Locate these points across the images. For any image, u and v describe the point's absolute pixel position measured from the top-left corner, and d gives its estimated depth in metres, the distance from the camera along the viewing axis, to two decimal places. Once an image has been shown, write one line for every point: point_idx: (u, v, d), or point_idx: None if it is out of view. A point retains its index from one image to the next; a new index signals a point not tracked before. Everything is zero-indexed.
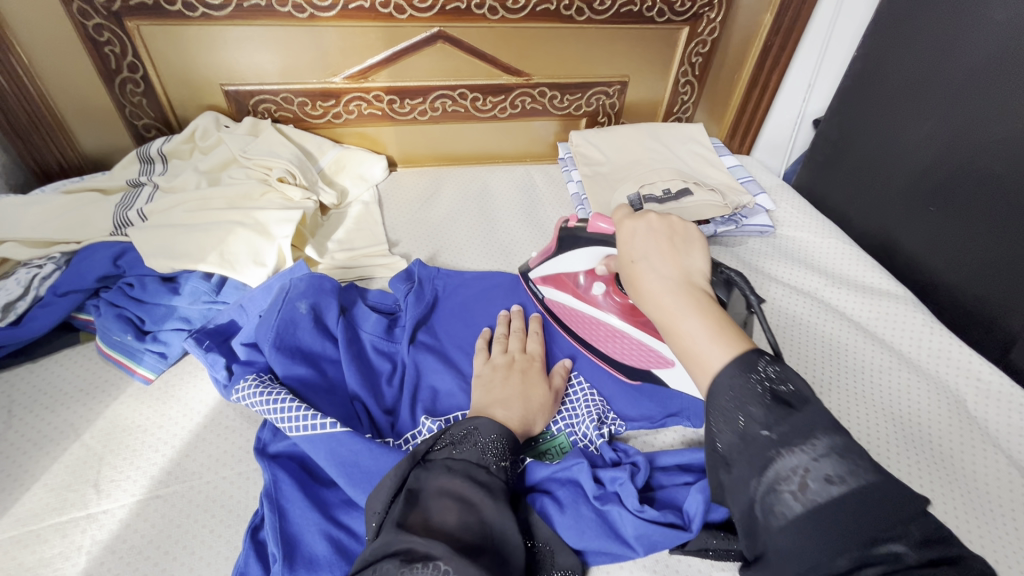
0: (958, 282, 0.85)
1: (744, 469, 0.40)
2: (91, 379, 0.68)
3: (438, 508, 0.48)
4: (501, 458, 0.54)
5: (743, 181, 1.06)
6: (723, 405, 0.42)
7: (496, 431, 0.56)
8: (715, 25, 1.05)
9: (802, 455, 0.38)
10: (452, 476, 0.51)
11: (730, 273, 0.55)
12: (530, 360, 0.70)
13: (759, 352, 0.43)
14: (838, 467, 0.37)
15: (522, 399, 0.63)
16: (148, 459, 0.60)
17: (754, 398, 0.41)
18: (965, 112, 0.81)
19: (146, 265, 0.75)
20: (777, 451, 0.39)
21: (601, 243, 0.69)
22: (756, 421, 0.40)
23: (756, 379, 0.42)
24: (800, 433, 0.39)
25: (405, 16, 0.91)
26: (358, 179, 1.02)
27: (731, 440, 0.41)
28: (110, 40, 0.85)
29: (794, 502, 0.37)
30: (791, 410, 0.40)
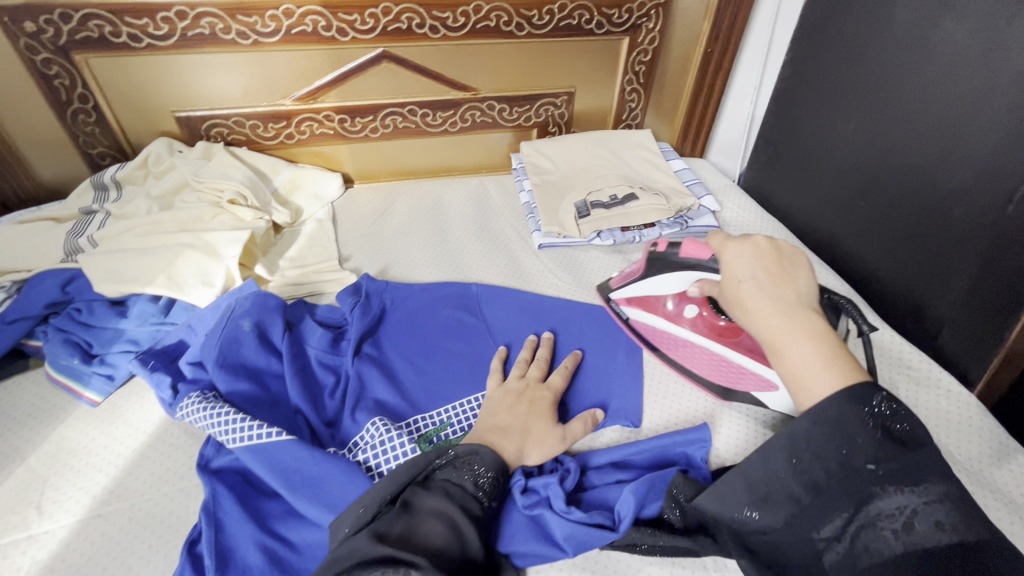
0: (889, 275, 0.88)
1: (841, 503, 0.46)
2: (39, 404, 0.69)
3: (427, 523, 0.49)
4: (492, 496, 0.55)
5: (690, 184, 1.09)
6: (829, 434, 0.46)
7: (494, 463, 0.57)
8: (654, 35, 1.09)
9: (912, 496, 0.44)
10: (447, 499, 0.52)
11: (837, 297, 0.63)
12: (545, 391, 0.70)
13: (874, 388, 0.46)
14: (949, 516, 0.43)
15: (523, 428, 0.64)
16: (91, 479, 0.62)
17: (865, 433, 0.46)
18: (884, 110, 0.84)
19: (95, 290, 0.77)
20: (883, 490, 0.45)
21: (694, 266, 0.74)
22: (867, 455, 0.45)
23: (868, 414, 0.46)
24: (908, 476, 0.45)
25: (348, 38, 0.94)
26: (313, 198, 1.04)
27: (823, 472, 0.47)
28: (60, 73, 0.88)
29: (894, 540, 0.43)
30: (902, 449, 0.45)
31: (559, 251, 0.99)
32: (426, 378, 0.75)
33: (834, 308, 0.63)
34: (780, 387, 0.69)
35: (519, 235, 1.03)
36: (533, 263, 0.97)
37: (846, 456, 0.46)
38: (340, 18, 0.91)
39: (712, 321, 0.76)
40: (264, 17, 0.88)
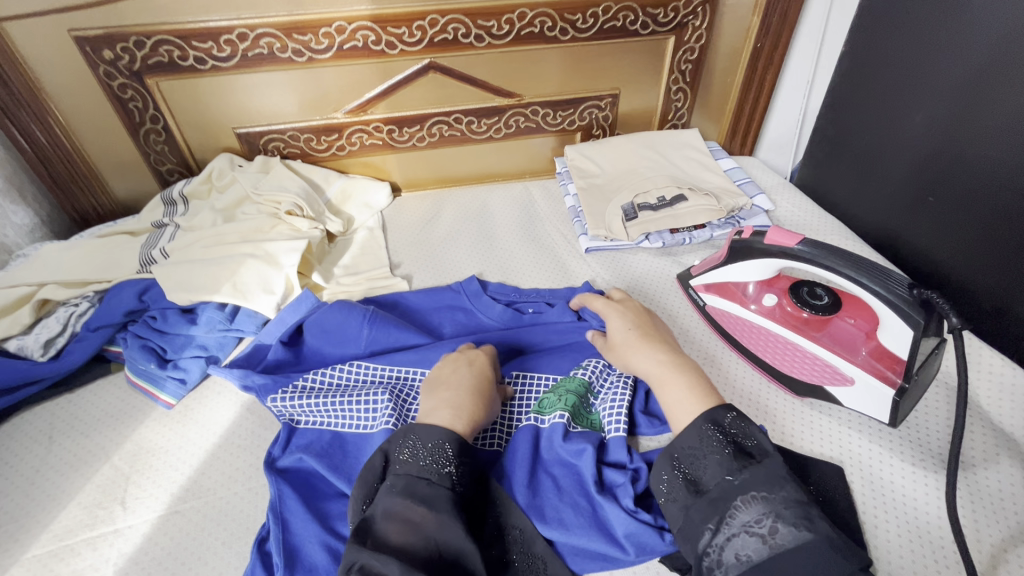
0: (964, 273, 0.82)
1: (708, 512, 0.50)
2: (121, 406, 0.74)
3: (388, 527, 0.49)
4: (445, 464, 0.54)
5: (741, 183, 1.06)
6: (695, 453, 0.54)
7: (438, 438, 0.55)
8: (701, 32, 1.07)
9: (766, 504, 0.48)
10: (395, 492, 0.51)
11: (931, 294, 0.61)
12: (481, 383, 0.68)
13: (724, 408, 0.57)
14: (796, 516, 0.47)
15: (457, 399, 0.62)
16: (168, 477, 0.66)
17: (720, 447, 0.53)
18: (957, 99, 0.79)
19: (168, 299, 0.81)
20: (742, 499, 0.49)
21: (779, 255, 0.72)
22: (722, 468, 0.52)
23: (715, 431, 0.55)
24: (758, 483, 0.50)
25: (396, 51, 0.97)
26: (363, 206, 1.07)
27: (695, 485, 0.52)
28: (133, 96, 0.94)
29: (762, 544, 0.47)
30: (750, 460, 0.52)
31: (606, 255, 0.98)
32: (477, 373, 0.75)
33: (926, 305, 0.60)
34: (859, 382, 0.67)
35: (566, 240, 1.02)
36: (581, 267, 0.96)
37: (710, 473, 0.52)
38: (389, 32, 0.94)
39: (793, 311, 0.74)
40: (318, 34, 0.92)
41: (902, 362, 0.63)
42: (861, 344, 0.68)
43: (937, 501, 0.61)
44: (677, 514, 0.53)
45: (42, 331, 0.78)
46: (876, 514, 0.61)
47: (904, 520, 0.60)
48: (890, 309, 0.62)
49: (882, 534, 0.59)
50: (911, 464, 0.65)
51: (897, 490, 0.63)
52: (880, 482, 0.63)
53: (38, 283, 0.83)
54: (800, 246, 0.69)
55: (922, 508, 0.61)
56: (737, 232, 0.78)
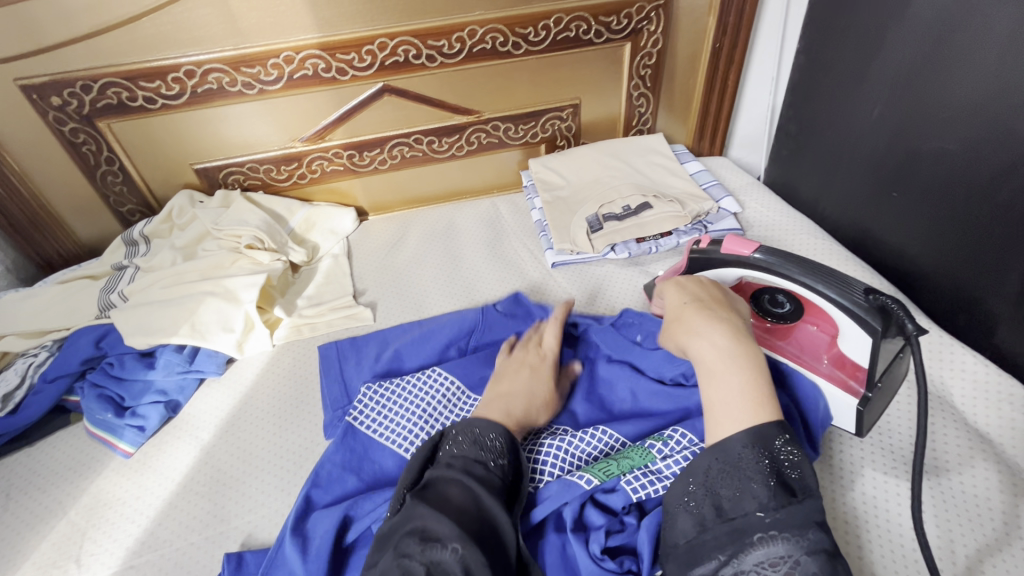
0: (934, 266, 0.80)
1: (724, 541, 0.46)
2: (79, 458, 0.73)
3: (440, 494, 0.49)
4: (499, 455, 0.54)
5: (707, 186, 1.05)
6: (732, 472, 0.49)
7: (495, 429, 0.56)
8: (657, 37, 1.05)
9: (791, 546, 0.44)
10: (452, 470, 0.52)
11: (889, 299, 0.58)
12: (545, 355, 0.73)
13: (779, 432, 0.50)
14: (823, 569, 0.43)
15: (520, 388, 0.66)
16: (124, 530, 0.64)
17: (759, 475, 0.48)
18: (913, 92, 0.78)
19: (126, 344, 0.80)
20: (763, 537, 0.45)
21: (737, 264, 0.70)
22: (756, 500, 0.47)
23: (767, 457, 0.49)
24: (793, 525, 0.45)
25: (348, 77, 0.96)
26: (328, 233, 1.07)
27: (716, 509, 0.49)
28: (86, 140, 0.93)
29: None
30: (792, 498, 0.47)
31: (574, 269, 0.97)
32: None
33: (884, 311, 0.58)
34: None
35: (533, 255, 1.01)
36: (547, 282, 0.95)
37: (739, 500, 0.48)
38: (338, 59, 0.93)
39: (757, 321, 0.73)
40: (266, 66, 0.91)
41: (863, 370, 0.62)
42: (824, 352, 0.67)
43: (910, 511, 0.59)
44: (690, 530, 0.49)
45: (1, 385, 0.78)
46: (846, 526, 0.59)
47: (875, 532, 0.58)
48: (848, 316, 0.61)
49: (853, 549, 0.57)
50: (883, 473, 0.63)
51: (867, 500, 0.61)
52: (851, 492, 0.62)
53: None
54: (755, 254, 0.67)
55: (895, 520, 0.59)
56: (695, 241, 0.77)
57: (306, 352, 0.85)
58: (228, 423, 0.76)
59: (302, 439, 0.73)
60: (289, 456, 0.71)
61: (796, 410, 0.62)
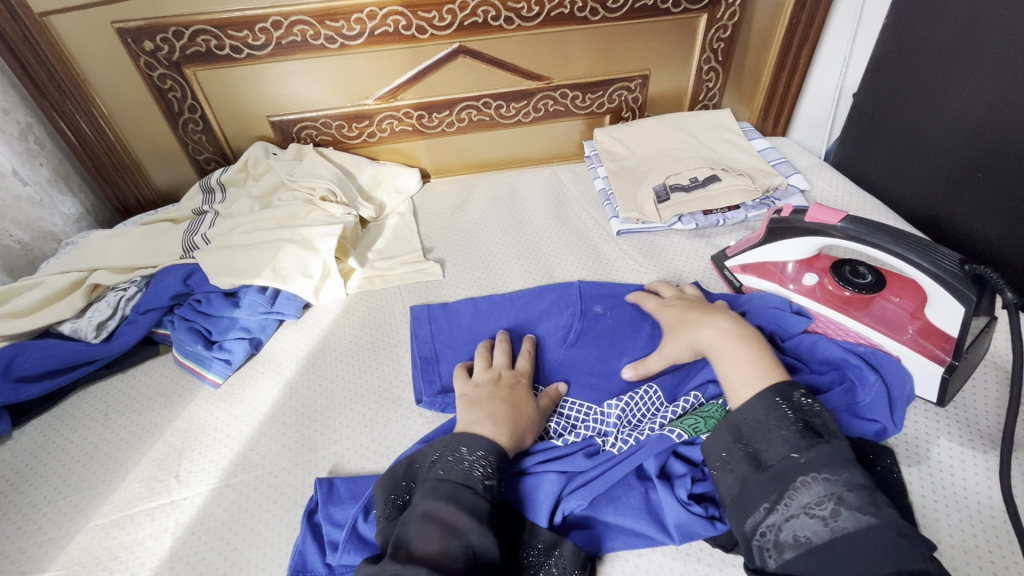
0: (1015, 251, 0.79)
1: (765, 488, 0.49)
2: (170, 386, 0.77)
3: (424, 534, 0.49)
4: (488, 476, 0.54)
5: (775, 164, 1.04)
6: (761, 427, 0.53)
7: (486, 449, 0.56)
8: (735, 9, 1.04)
9: (831, 484, 0.47)
10: (436, 498, 0.52)
11: (983, 269, 0.59)
12: (518, 377, 0.69)
13: (793, 386, 0.55)
14: (860, 500, 0.46)
15: (501, 406, 0.62)
16: (218, 452, 0.68)
17: (787, 426, 0.51)
18: (1010, 69, 0.76)
19: (211, 283, 0.83)
20: (806, 479, 0.48)
21: (820, 233, 0.70)
22: (788, 445, 0.50)
23: (789, 408, 0.53)
24: (825, 463, 0.48)
25: (427, 36, 0.97)
26: (394, 192, 1.09)
27: (754, 460, 0.51)
28: (172, 87, 0.96)
29: (824, 527, 0.46)
30: (819, 439, 0.50)
31: (638, 237, 0.98)
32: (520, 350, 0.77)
33: (982, 280, 0.59)
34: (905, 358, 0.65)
35: (597, 223, 1.02)
36: (612, 249, 0.96)
37: (774, 450, 0.51)
38: (419, 16, 0.94)
39: (835, 290, 0.73)
40: (350, 21, 0.93)
41: (951, 341, 0.62)
42: (905, 322, 0.67)
43: (987, 481, 0.60)
44: (730, 486, 0.52)
45: (94, 314, 0.81)
46: (923, 492, 0.60)
47: (954, 500, 0.59)
48: (939, 286, 0.61)
49: (931, 512, 0.58)
50: (960, 445, 0.63)
51: (946, 471, 0.61)
52: (930, 462, 0.62)
53: (88, 269, 0.86)
54: (842, 224, 0.67)
55: (973, 489, 0.59)
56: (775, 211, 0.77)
57: (379, 302, 0.88)
58: (308, 363, 0.79)
59: (383, 381, 0.75)
60: (370, 396, 0.74)
61: (885, 389, 0.62)
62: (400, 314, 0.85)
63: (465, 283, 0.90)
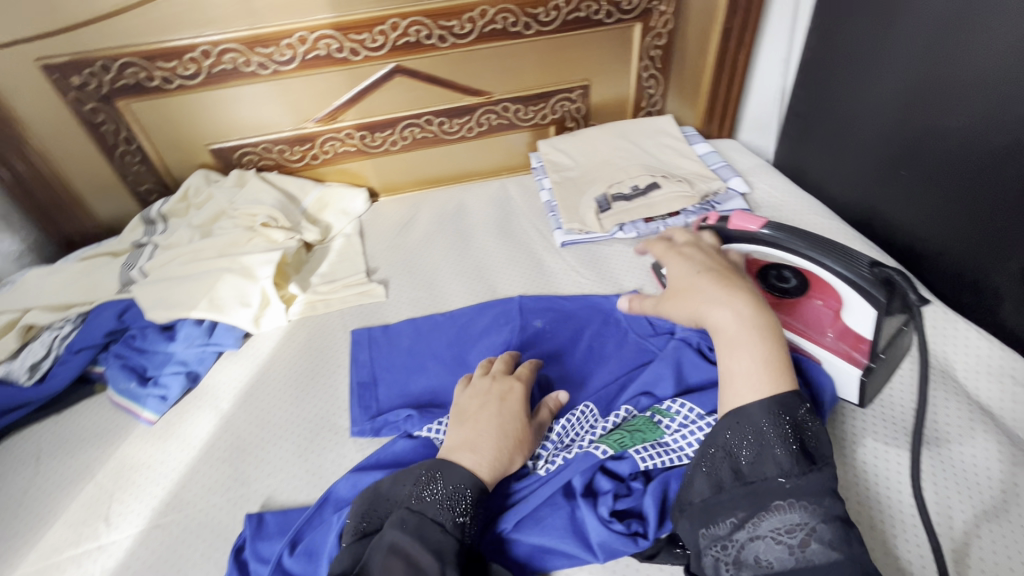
0: (942, 246, 0.81)
1: (742, 503, 0.49)
2: (105, 425, 0.76)
3: (386, 566, 0.49)
4: (460, 513, 0.53)
5: (716, 168, 1.05)
6: (754, 441, 0.51)
7: (468, 483, 0.54)
8: (668, 17, 1.06)
9: (808, 515, 0.47)
10: (406, 530, 0.51)
11: (891, 270, 0.60)
12: (513, 383, 0.65)
13: (801, 400, 0.53)
14: (835, 536, 0.46)
15: (491, 423, 0.60)
16: (150, 492, 0.67)
17: (782, 445, 0.50)
18: (926, 69, 0.77)
19: (147, 317, 0.82)
20: (783, 504, 0.48)
21: (744, 240, 0.71)
22: (778, 468, 0.49)
23: (788, 425, 0.51)
24: (810, 493, 0.48)
25: (360, 57, 0.97)
26: (341, 214, 1.08)
27: (735, 473, 0.51)
28: (105, 120, 0.95)
29: (787, 555, 0.47)
30: (813, 466, 0.49)
31: (582, 248, 0.98)
32: (458, 371, 0.77)
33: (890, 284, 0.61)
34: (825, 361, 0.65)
35: (543, 236, 1.02)
36: (556, 262, 0.96)
37: (761, 469, 0.50)
38: (350, 39, 0.94)
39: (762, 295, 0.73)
40: (280, 46, 0.92)
41: (867, 342, 0.63)
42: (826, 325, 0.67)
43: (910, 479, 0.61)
44: (704, 489, 0.52)
45: (28, 356, 0.80)
46: (848, 492, 0.60)
47: (878, 499, 0.59)
48: (852, 289, 0.62)
49: (855, 512, 0.58)
50: (884, 443, 0.64)
51: (870, 469, 0.62)
52: (857, 462, 0.63)
53: (23, 310, 0.85)
54: (763, 230, 0.68)
55: (896, 488, 0.60)
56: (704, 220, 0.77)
57: (320, 326, 0.88)
58: (246, 393, 0.78)
59: (320, 409, 0.75)
60: (306, 425, 0.73)
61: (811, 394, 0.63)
62: (340, 338, 0.85)
63: (408, 303, 0.90)
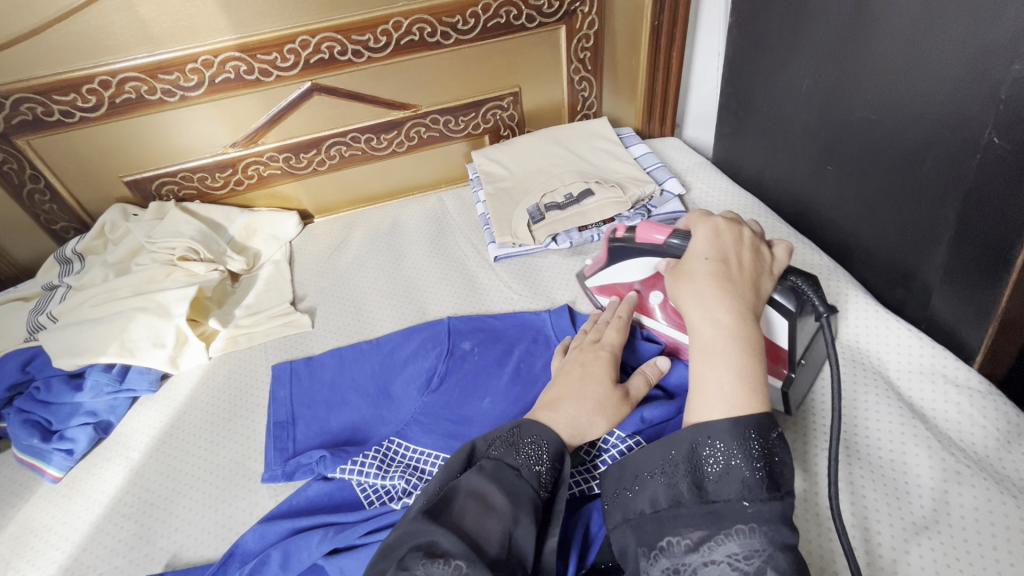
0: (872, 240, 0.79)
1: (697, 521, 0.43)
2: (8, 486, 0.72)
3: (464, 507, 0.44)
4: (539, 463, 0.49)
5: (652, 169, 1.02)
6: (720, 454, 0.45)
7: (551, 443, 0.50)
8: (593, 18, 1.03)
9: (764, 539, 0.41)
10: (483, 474, 0.47)
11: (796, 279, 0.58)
12: (601, 348, 0.63)
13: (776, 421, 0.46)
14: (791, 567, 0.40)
15: (578, 385, 0.58)
16: (48, 557, 0.63)
17: (746, 462, 0.44)
18: (842, 61, 0.75)
19: (53, 366, 0.78)
20: (741, 527, 0.42)
21: (651, 253, 0.67)
22: (742, 487, 0.43)
23: (757, 443, 0.45)
24: (771, 517, 0.42)
25: (273, 78, 0.93)
26: (270, 239, 1.04)
27: (694, 487, 0.45)
28: (6, 159, 0.91)
29: None
30: (780, 490, 0.43)
31: (516, 261, 0.95)
32: (380, 404, 0.74)
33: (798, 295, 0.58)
34: None
35: (478, 251, 0.99)
36: (489, 278, 0.93)
37: (723, 485, 0.44)
38: (259, 59, 0.90)
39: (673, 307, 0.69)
40: (185, 71, 0.89)
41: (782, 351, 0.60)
42: None
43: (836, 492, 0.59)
44: (659, 500, 0.46)
45: None
46: None
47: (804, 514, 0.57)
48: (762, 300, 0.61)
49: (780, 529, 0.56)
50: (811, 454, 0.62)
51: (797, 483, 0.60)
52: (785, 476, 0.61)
53: None
54: (667, 242, 0.64)
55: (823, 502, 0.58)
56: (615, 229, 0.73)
57: (242, 363, 0.84)
58: (158, 441, 0.75)
59: (234, 453, 0.71)
60: (219, 472, 0.70)
61: None
62: (261, 375, 0.82)
63: (334, 332, 0.87)
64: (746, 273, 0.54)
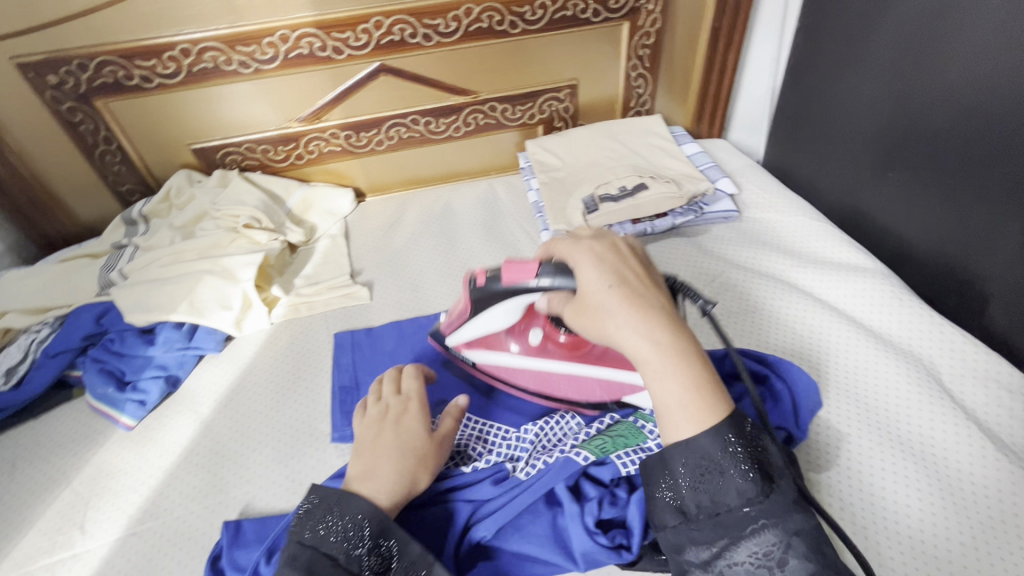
0: (928, 246, 0.80)
1: (712, 531, 0.44)
2: (83, 431, 0.75)
3: None
4: None
5: (703, 168, 1.04)
6: (707, 466, 0.44)
7: None
8: (655, 16, 1.05)
9: (778, 534, 0.42)
10: None
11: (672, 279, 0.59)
12: (407, 402, 0.59)
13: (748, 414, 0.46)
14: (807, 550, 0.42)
15: (389, 446, 0.55)
16: (126, 499, 0.66)
17: (736, 468, 0.44)
18: (912, 71, 0.77)
19: (125, 321, 0.81)
20: (754, 525, 0.43)
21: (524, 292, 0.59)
22: (741, 493, 0.43)
23: (740, 446, 0.44)
24: (775, 511, 0.43)
25: (344, 56, 0.95)
26: (327, 214, 1.07)
27: (700, 501, 0.45)
28: (84, 119, 0.94)
29: None
30: (772, 483, 0.44)
31: None
32: (441, 375, 0.76)
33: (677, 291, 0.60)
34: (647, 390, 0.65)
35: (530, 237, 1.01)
36: None
37: (724, 495, 0.44)
38: (333, 37, 0.93)
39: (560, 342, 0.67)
40: (262, 45, 0.91)
41: None
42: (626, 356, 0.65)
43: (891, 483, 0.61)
44: (669, 517, 0.46)
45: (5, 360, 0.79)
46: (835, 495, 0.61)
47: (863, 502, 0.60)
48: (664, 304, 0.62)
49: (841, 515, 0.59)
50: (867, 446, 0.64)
51: (854, 472, 0.63)
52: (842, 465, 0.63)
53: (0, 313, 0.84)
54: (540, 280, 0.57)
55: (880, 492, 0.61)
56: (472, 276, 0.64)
57: (303, 329, 0.87)
58: (226, 398, 0.77)
59: (301, 414, 0.74)
60: (286, 429, 0.72)
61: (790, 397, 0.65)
62: (323, 342, 0.84)
63: (392, 305, 0.90)
64: (647, 282, 0.50)
